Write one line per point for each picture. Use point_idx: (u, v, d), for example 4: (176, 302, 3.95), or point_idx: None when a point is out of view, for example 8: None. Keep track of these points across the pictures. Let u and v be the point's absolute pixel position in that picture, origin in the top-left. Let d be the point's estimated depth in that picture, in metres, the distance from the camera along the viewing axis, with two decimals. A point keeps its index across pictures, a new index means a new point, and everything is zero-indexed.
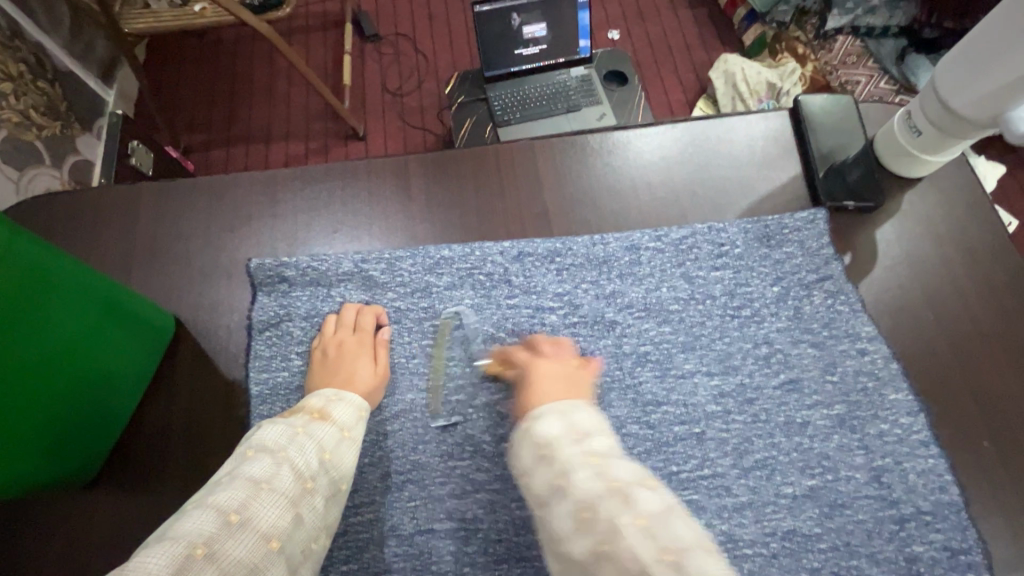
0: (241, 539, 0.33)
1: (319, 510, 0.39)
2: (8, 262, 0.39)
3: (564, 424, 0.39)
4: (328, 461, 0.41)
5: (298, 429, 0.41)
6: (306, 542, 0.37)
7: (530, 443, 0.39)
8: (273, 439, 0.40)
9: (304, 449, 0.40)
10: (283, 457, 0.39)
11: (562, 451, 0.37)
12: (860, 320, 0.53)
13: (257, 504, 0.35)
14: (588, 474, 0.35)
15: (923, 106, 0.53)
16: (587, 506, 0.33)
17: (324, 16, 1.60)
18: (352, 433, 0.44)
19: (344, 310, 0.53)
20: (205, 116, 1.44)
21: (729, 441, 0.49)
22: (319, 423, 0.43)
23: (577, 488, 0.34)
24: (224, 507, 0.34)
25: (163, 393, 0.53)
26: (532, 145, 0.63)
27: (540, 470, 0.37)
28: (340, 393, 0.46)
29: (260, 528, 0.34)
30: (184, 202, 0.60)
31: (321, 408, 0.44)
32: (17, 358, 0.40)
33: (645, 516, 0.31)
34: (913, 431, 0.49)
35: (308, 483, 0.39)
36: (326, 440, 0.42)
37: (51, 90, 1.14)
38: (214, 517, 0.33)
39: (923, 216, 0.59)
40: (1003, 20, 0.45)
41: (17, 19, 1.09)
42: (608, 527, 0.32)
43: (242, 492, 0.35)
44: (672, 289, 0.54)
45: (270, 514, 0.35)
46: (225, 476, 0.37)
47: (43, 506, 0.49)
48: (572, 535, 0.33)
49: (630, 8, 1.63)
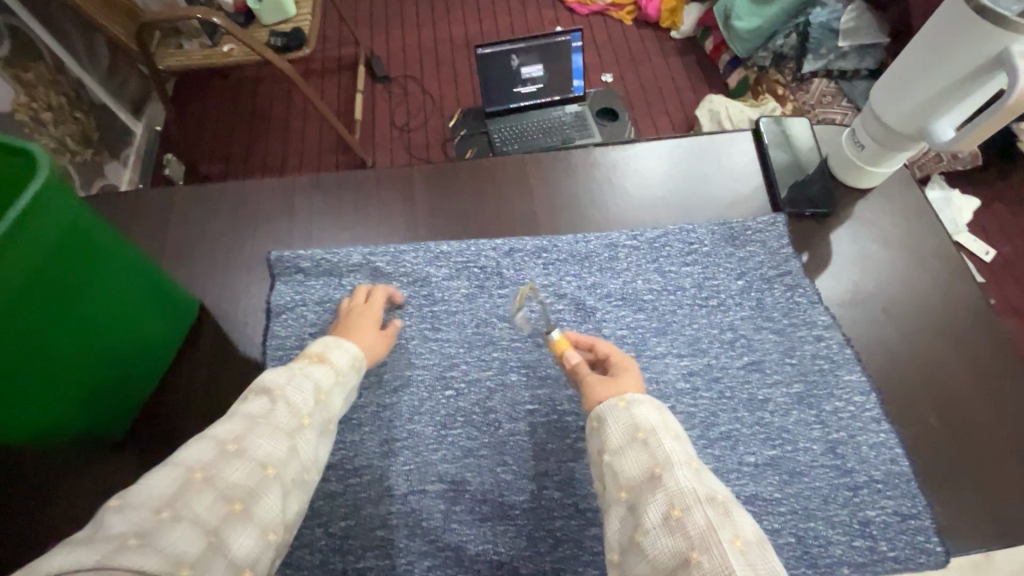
0: (239, 464, 0.36)
1: (314, 442, 0.42)
2: (89, 236, 0.45)
3: (659, 418, 0.42)
4: (323, 401, 0.44)
5: (298, 370, 0.45)
6: (304, 469, 0.40)
7: (626, 422, 0.42)
8: (273, 380, 0.43)
9: (300, 389, 0.43)
10: (280, 395, 0.42)
11: (663, 443, 0.40)
12: (816, 310, 0.58)
13: (254, 435, 0.38)
14: (687, 473, 0.38)
15: (864, 124, 0.61)
16: (681, 505, 0.35)
17: (340, 59, 1.74)
18: (345, 380, 0.47)
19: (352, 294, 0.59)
20: (226, 146, 1.54)
21: (697, 415, 0.53)
22: (317, 365, 0.46)
23: (677, 483, 0.37)
24: (224, 436, 0.37)
25: (184, 369, 0.59)
26: (524, 159, 0.71)
27: (634, 452, 0.40)
28: (339, 340, 0.50)
29: (256, 454, 0.37)
30: (212, 204, 0.67)
31: (319, 353, 0.48)
32: (80, 318, 0.46)
33: (742, 539, 0.33)
34: (866, 408, 0.54)
35: (303, 419, 0.42)
36: (321, 382, 0.45)
37: (87, 121, 1.25)
38: (215, 445, 0.36)
39: (876, 222, 0.66)
40: (912, 50, 0.53)
41: (62, 58, 1.21)
42: (705, 534, 0.33)
43: (241, 425, 0.38)
44: (647, 281, 0.60)
45: (265, 445, 0.38)
46: (226, 414, 0.40)
47: (70, 467, 0.54)
48: (656, 529, 0.35)
49: (624, 55, 1.78)
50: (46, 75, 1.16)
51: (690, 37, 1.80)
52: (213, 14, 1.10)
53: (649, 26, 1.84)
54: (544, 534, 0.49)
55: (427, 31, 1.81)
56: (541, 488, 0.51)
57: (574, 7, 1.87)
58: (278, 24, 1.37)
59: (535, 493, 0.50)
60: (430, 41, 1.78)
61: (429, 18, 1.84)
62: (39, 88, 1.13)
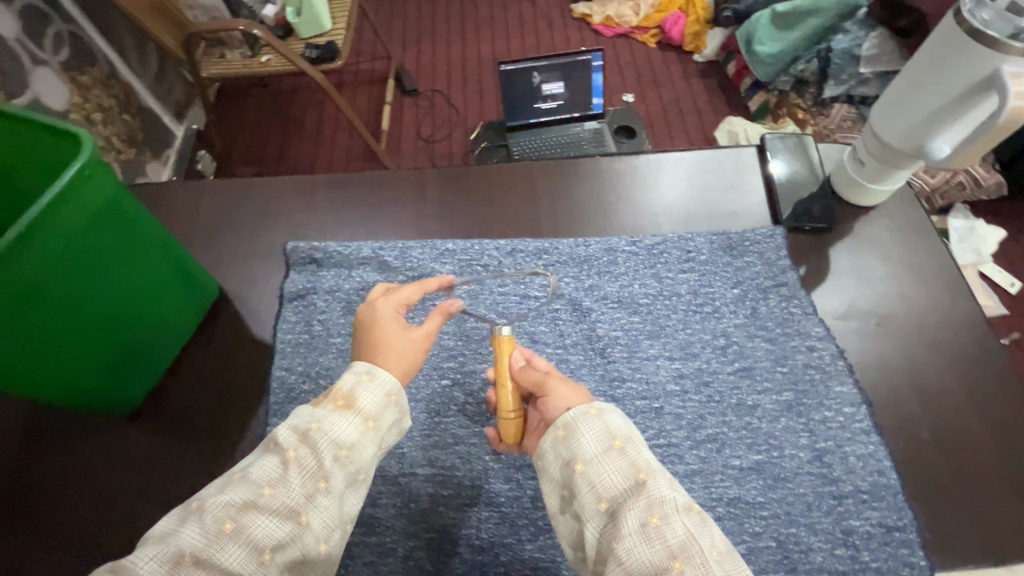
0: (233, 549, 0.34)
1: (333, 509, 0.38)
2: (120, 219, 0.49)
3: (627, 426, 0.43)
4: (344, 457, 0.40)
5: (318, 419, 0.40)
6: (317, 544, 0.37)
7: (599, 428, 0.42)
8: (286, 437, 0.39)
9: (315, 448, 0.39)
10: (291, 458, 0.38)
11: (639, 451, 0.41)
12: (810, 321, 0.59)
13: (251, 517, 0.35)
14: (664, 482, 0.39)
15: (864, 143, 0.62)
16: (660, 513, 0.37)
17: (371, 72, 1.82)
18: (375, 425, 0.42)
19: (377, 289, 0.52)
20: (260, 151, 1.62)
21: (685, 417, 0.55)
22: (343, 412, 0.41)
23: (657, 492, 0.38)
24: (220, 515, 0.34)
25: (201, 347, 0.62)
26: (535, 168, 0.73)
27: (610, 461, 0.40)
28: (371, 371, 0.43)
29: (251, 538, 0.34)
30: (239, 197, 0.72)
31: (347, 394, 0.42)
32: (107, 295, 0.50)
33: (718, 549, 0.36)
34: (855, 419, 0.54)
35: (320, 482, 0.38)
36: (344, 435, 0.40)
37: (133, 122, 1.33)
38: (210, 526, 0.34)
39: (875, 238, 0.66)
40: (909, 71, 0.54)
41: (115, 63, 1.31)
42: (689, 543, 0.35)
43: (243, 496, 0.36)
44: (643, 285, 0.62)
45: (266, 526, 0.35)
46: (234, 474, 0.37)
47: (91, 432, 0.58)
48: (633, 536, 0.36)
49: (646, 76, 1.82)
50: (99, 78, 1.24)
51: (713, 61, 1.83)
52: (254, 25, 1.18)
53: (673, 49, 1.88)
54: (527, 521, 0.50)
55: (455, 49, 1.88)
56: (526, 477, 0.52)
57: (599, 29, 1.92)
58: (314, 37, 1.45)
59: (521, 482, 0.52)
60: (458, 58, 1.85)
61: (458, 36, 1.91)
62: (93, 90, 1.22)
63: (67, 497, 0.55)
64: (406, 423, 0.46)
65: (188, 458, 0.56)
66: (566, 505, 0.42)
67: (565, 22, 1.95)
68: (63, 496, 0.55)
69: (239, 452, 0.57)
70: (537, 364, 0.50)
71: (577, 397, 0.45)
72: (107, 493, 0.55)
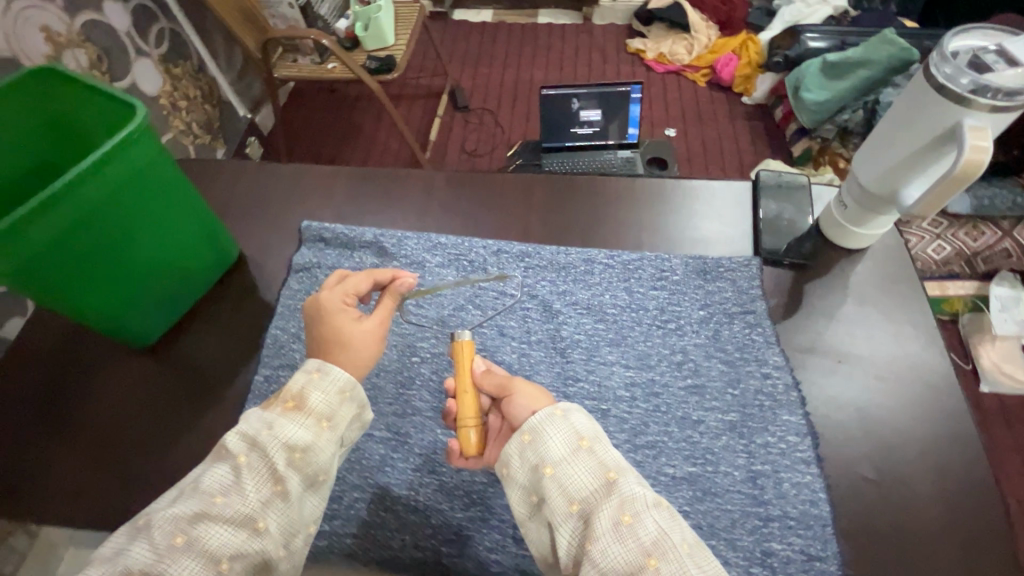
0: (186, 560, 0.38)
1: (292, 511, 0.42)
2: (162, 176, 0.58)
3: (592, 427, 0.45)
4: (298, 460, 0.44)
5: (269, 424, 0.44)
6: (277, 547, 0.41)
7: (565, 429, 0.45)
8: (236, 444, 0.43)
9: (265, 452, 0.43)
10: (243, 463, 0.42)
11: (605, 451, 0.44)
12: (770, 349, 0.60)
13: (203, 527, 0.39)
14: (634, 479, 0.42)
15: (847, 186, 0.63)
16: (632, 512, 0.39)
17: (429, 88, 1.96)
18: (330, 424, 0.46)
19: (332, 277, 0.55)
20: (318, 149, 1.77)
21: (628, 421, 0.57)
22: (293, 414, 0.45)
23: (628, 490, 0.41)
24: (171, 529, 0.39)
25: (215, 303, 0.71)
26: (538, 178, 0.78)
27: (580, 462, 0.43)
28: (323, 367, 0.47)
29: (206, 549, 0.39)
30: (272, 178, 0.81)
31: (297, 394, 0.46)
32: (143, 240, 0.59)
33: (688, 542, 0.39)
34: (797, 448, 0.55)
35: (277, 486, 0.42)
36: (297, 438, 0.44)
37: (212, 112, 1.49)
38: (161, 539, 0.38)
39: (854, 281, 0.67)
40: (885, 120, 0.56)
41: (205, 59, 1.48)
42: (660, 538, 0.38)
43: (194, 508, 0.40)
44: (613, 296, 0.66)
45: (221, 535, 0.39)
46: (189, 485, 0.42)
47: (112, 359, 0.68)
48: (607, 536, 0.39)
49: (690, 112, 1.85)
50: (190, 72, 1.41)
51: (762, 103, 1.84)
52: (324, 36, 1.31)
53: (721, 89, 1.90)
54: (463, 493, 0.54)
55: (510, 72, 1.98)
56: None
57: (651, 65, 1.97)
58: (377, 51, 1.58)
59: None
60: (511, 81, 1.95)
61: (515, 60, 2.02)
62: (183, 81, 1.38)
63: (84, 406, 0.65)
64: (367, 416, 0.49)
65: (186, 402, 0.64)
66: (535, 512, 0.44)
67: (618, 55, 2.02)
68: (81, 405, 0.65)
69: (229, 396, 0.64)
70: (496, 371, 0.52)
71: (542, 402, 0.48)
72: (116, 411, 0.64)
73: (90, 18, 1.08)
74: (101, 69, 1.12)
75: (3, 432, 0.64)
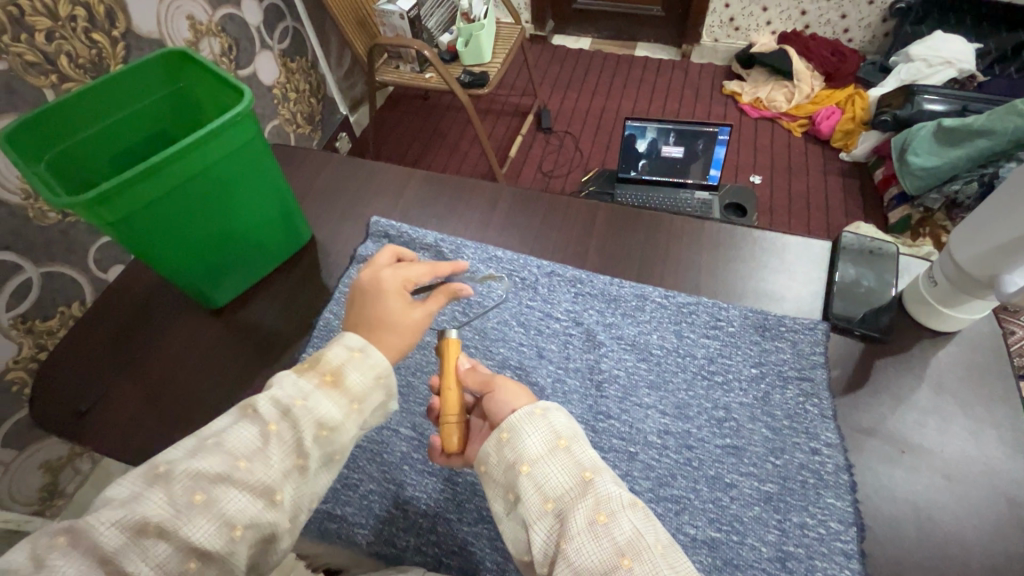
0: (203, 522, 0.37)
1: (305, 485, 0.42)
2: (254, 155, 0.63)
3: (569, 427, 0.44)
4: (325, 437, 0.43)
5: (304, 394, 0.44)
6: (286, 521, 0.41)
7: (542, 427, 0.43)
8: (268, 410, 0.43)
9: (297, 426, 0.42)
10: (272, 430, 0.42)
11: (581, 448, 0.42)
12: (823, 424, 0.56)
13: (224, 490, 0.38)
14: (611, 478, 0.41)
15: (939, 262, 0.57)
16: (607, 512, 0.38)
17: (516, 106, 2.01)
18: (360, 407, 0.46)
19: (388, 258, 0.56)
20: (402, 151, 1.86)
21: (656, 470, 0.55)
22: (329, 391, 0.45)
23: (603, 489, 0.39)
24: (191, 486, 0.38)
25: (279, 280, 0.76)
26: (603, 206, 0.77)
27: (555, 460, 0.42)
28: (364, 350, 0.47)
29: (222, 513, 0.37)
30: (352, 170, 0.86)
31: (336, 369, 0.46)
32: (227, 211, 0.64)
33: (662, 543, 0.37)
34: (838, 537, 0.50)
35: (299, 460, 0.42)
36: (329, 416, 0.44)
37: (315, 106, 1.61)
38: (179, 494, 0.37)
39: (930, 364, 0.60)
40: (1002, 196, 0.50)
41: (318, 59, 1.61)
42: (634, 538, 0.37)
43: (219, 467, 0.39)
44: (661, 337, 0.63)
45: (239, 500, 0.38)
46: (211, 440, 0.41)
47: (185, 316, 0.74)
48: (582, 537, 0.37)
49: (780, 160, 1.77)
50: (303, 67, 1.53)
51: (861, 162, 1.73)
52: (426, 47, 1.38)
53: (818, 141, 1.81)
54: (475, 506, 0.54)
55: (598, 100, 2.00)
56: None
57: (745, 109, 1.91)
58: (473, 66, 1.65)
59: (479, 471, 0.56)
60: (597, 108, 1.97)
61: (605, 89, 2.03)
62: (295, 75, 1.49)
63: (153, 351, 0.71)
64: (391, 406, 0.49)
65: (240, 366, 0.69)
66: (512, 510, 0.42)
67: (711, 95, 1.98)
68: (150, 349, 0.71)
69: (280, 365, 0.68)
70: (481, 369, 0.51)
71: (522, 399, 0.47)
72: (178, 361, 0.70)
73: (229, 12, 1.19)
74: (229, 57, 1.22)
75: (82, 363, 0.71)
